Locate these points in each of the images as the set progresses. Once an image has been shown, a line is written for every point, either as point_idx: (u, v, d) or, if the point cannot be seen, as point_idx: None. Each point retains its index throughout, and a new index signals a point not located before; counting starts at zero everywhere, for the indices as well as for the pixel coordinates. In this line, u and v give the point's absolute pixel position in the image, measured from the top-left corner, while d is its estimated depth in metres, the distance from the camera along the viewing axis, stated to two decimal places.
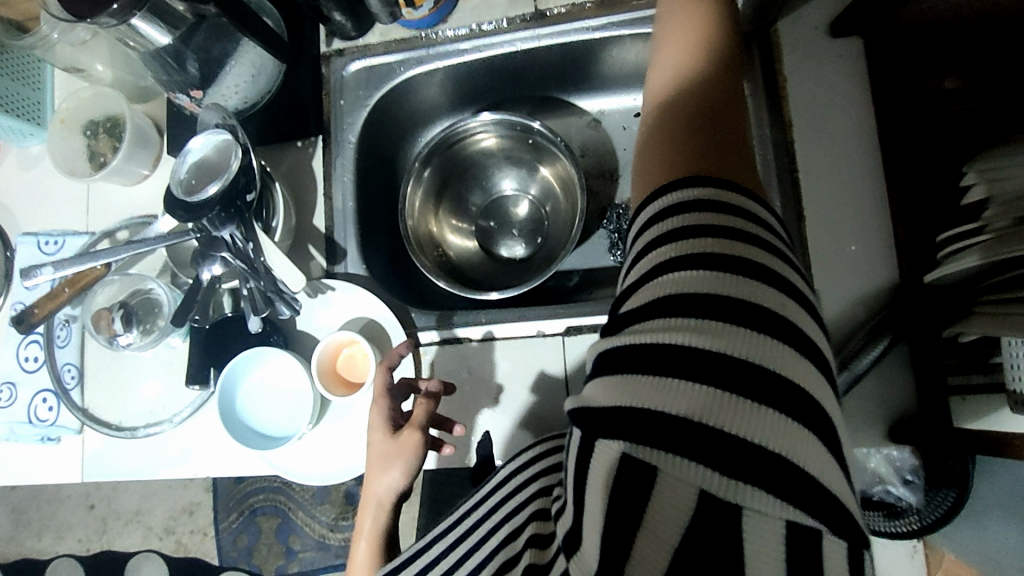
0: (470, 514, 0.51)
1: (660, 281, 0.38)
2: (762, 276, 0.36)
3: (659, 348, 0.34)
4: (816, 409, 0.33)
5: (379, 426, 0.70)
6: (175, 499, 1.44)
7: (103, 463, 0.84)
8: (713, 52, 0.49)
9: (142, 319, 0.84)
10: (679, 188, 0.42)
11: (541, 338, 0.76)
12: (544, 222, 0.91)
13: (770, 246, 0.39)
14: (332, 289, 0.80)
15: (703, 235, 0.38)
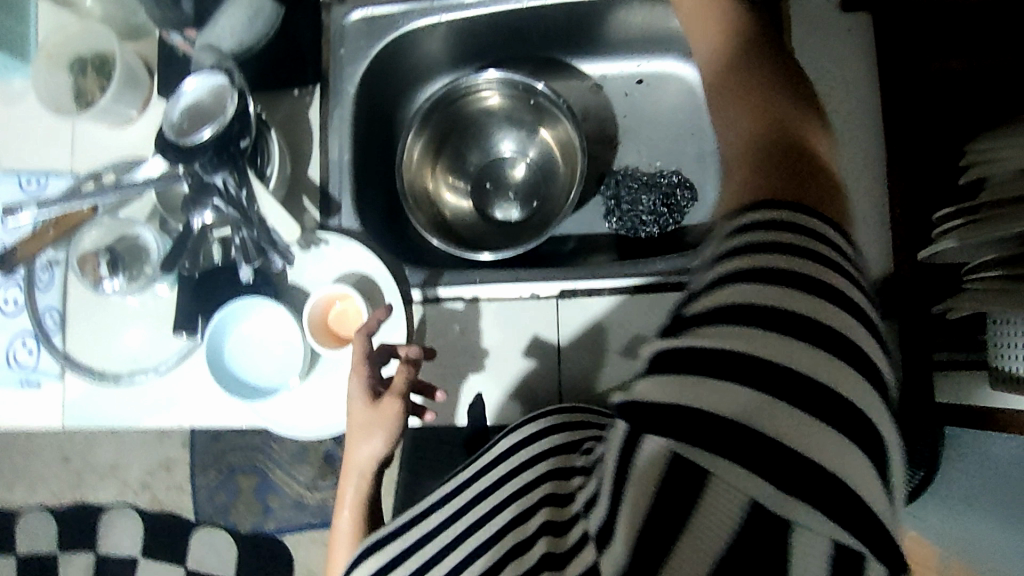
0: (479, 493, 0.51)
1: (723, 286, 0.38)
2: (832, 295, 0.36)
3: (719, 353, 0.35)
4: (865, 425, 0.33)
5: (358, 395, 0.69)
6: (150, 455, 1.42)
7: (85, 410, 0.82)
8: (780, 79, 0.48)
9: (128, 265, 0.81)
10: (750, 207, 0.41)
11: (536, 301, 0.76)
12: (542, 186, 0.90)
13: (841, 269, 0.38)
14: (326, 243, 0.79)
15: (768, 243, 0.38)
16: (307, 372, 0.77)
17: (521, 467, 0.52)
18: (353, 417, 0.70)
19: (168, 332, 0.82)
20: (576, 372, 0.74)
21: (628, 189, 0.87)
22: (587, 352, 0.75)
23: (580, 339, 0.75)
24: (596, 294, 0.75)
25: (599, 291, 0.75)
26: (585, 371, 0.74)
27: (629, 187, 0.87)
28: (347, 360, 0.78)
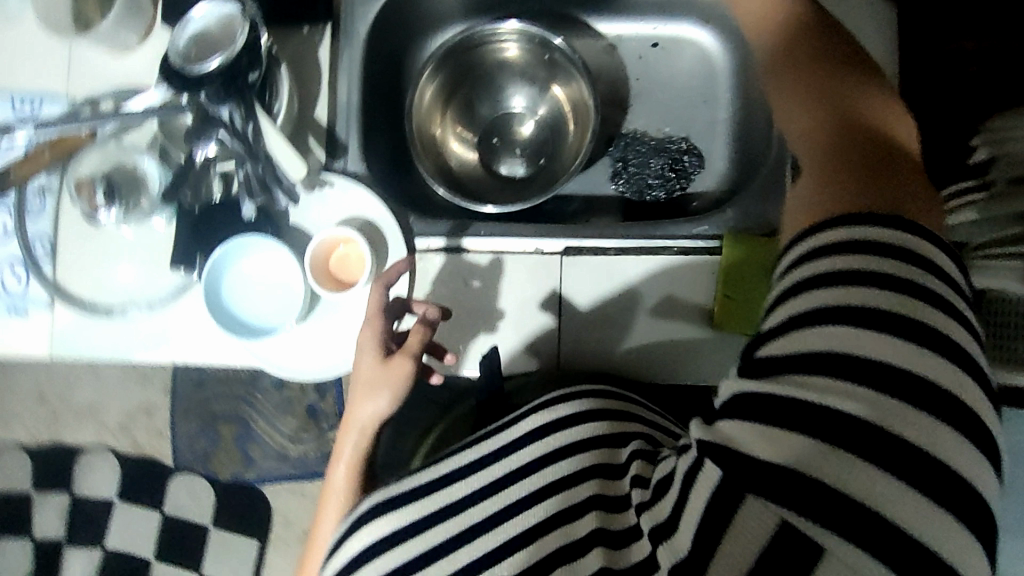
0: (528, 469, 0.48)
1: (812, 323, 0.40)
2: (927, 337, 0.37)
3: (796, 402, 0.38)
4: (945, 476, 0.35)
5: (369, 350, 0.69)
6: (131, 398, 1.41)
7: (74, 342, 0.81)
8: (853, 96, 0.52)
9: (124, 196, 0.80)
10: (830, 223, 0.43)
11: (541, 256, 0.76)
12: (549, 146, 0.89)
13: (938, 301, 0.39)
14: (331, 185, 0.78)
15: (860, 278, 0.39)
16: (305, 313, 0.76)
17: (566, 445, 0.49)
18: (361, 371, 0.70)
19: (164, 266, 0.81)
20: (579, 330, 0.75)
21: (636, 152, 0.88)
22: (591, 310, 0.75)
23: (585, 296, 0.75)
24: (601, 253, 0.75)
25: (603, 250, 0.76)
26: (589, 330, 0.75)
27: (637, 151, 0.88)
28: (348, 306, 0.77)
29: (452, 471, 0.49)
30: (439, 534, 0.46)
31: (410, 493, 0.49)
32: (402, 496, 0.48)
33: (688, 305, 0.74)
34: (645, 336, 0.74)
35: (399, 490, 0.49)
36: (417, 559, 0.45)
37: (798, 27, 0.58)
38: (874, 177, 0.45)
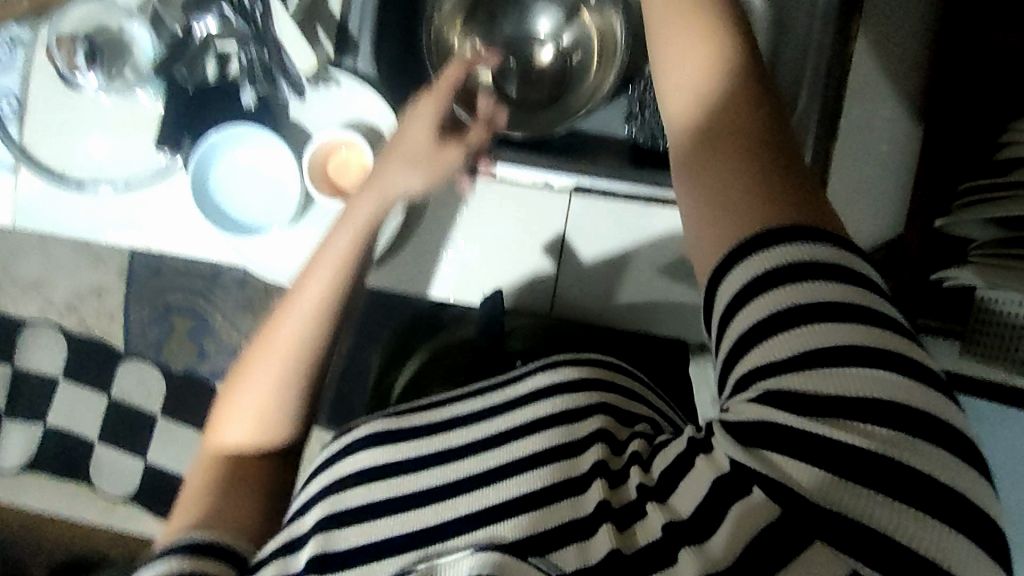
0: (526, 429, 0.46)
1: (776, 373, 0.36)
2: (912, 367, 0.34)
3: (784, 431, 0.35)
4: (937, 491, 0.32)
5: (425, 125, 0.63)
6: (82, 279, 1.34)
7: (40, 212, 0.76)
8: (723, 48, 0.45)
9: (107, 63, 0.73)
10: (751, 247, 0.38)
11: (548, 190, 0.74)
12: (565, 80, 0.85)
13: (885, 317, 0.35)
14: (338, 83, 0.72)
15: (840, 320, 0.35)
16: (297, 217, 0.72)
17: (567, 411, 0.47)
18: (407, 140, 0.63)
19: (143, 145, 0.75)
20: (574, 274, 0.75)
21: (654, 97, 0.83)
22: (593, 249, 0.74)
23: (588, 238, 0.74)
24: (610, 195, 0.74)
25: (614, 193, 0.74)
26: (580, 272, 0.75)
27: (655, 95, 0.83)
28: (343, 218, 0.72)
29: (457, 415, 0.50)
30: (437, 472, 0.45)
31: (402, 434, 0.49)
32: (398, 432, 0.49)
33: (684, 260, 0.73)
34: (636, 288, 0.75)
35: (397, 427, 0.50)
36: (407, 495, 0.44)
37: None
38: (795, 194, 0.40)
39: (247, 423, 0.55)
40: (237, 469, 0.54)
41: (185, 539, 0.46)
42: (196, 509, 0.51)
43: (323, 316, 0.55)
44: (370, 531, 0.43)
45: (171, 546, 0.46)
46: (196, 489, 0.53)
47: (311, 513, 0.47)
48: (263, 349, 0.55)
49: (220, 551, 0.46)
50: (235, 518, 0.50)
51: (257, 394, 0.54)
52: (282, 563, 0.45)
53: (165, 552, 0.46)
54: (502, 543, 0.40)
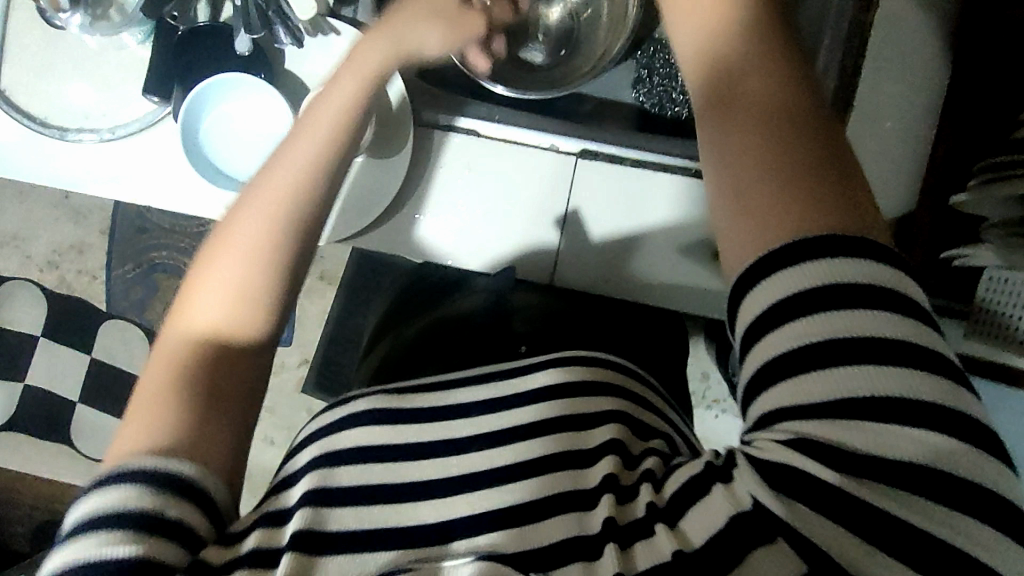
0: (535, 429, 0.44)
1: (813, 402, 0.35)
2: (959, 425, 0.33)
3: (815, 476, 0.34)
4: (962, 562, 0.32)
5: None
6: (64, 234, 1.31)
7: (20, 161, 0.72)
8: (756, 43, 0.43)
9: (91, 3, 0.69)
10: (794, 261, 0.36)
11: (554, 153, 0.72)
12: (572, 41, 0.82)
13: (932, 357, 0.34)
14: (338, 34, 0.69)
15: (889, 349, 0.34)
16: None
17: (576, 416, 0.46)
18: None
19: (131, 93, 0.71)
20: (576, 240, 0.73)
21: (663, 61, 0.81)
22: (597, 221, 0.73)
23: (596, 205, 0.72)
24: (618, 161, 0.72)
25: (621, 159, 0.72)
26: (584, 241, 0.73)
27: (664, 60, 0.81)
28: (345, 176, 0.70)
29: (468, 402, 0.47)
30: (445, 465, 0.43)
31: (404, 414, 0.46)
32: (401, 412, 0.46)
33: (689, 232, 0.72)
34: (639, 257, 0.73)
35: (396, 405, 0.47)
36: (405, 487, 0.42)
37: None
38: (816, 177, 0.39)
39: (222, 302, 0.46)
40: (212, 363, 0.45)
41: (151, 466, 0.40)
42: (160, 416, 0.42)
43: (325, 157, 0.49)
44: (360, 516, 0.41)
45: (122, 469, 0.40)
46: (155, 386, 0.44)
47: (307, 477, 0.43)
48: (238, 214, 0.48)
49: (197, 493, 0.40)
50: (204, 448, 0.42)
51: (232, 272, 0.46)
52: (265, 533, 0.41)
53: (135, 470, 0.40)
54: (502, 554, 0.38)
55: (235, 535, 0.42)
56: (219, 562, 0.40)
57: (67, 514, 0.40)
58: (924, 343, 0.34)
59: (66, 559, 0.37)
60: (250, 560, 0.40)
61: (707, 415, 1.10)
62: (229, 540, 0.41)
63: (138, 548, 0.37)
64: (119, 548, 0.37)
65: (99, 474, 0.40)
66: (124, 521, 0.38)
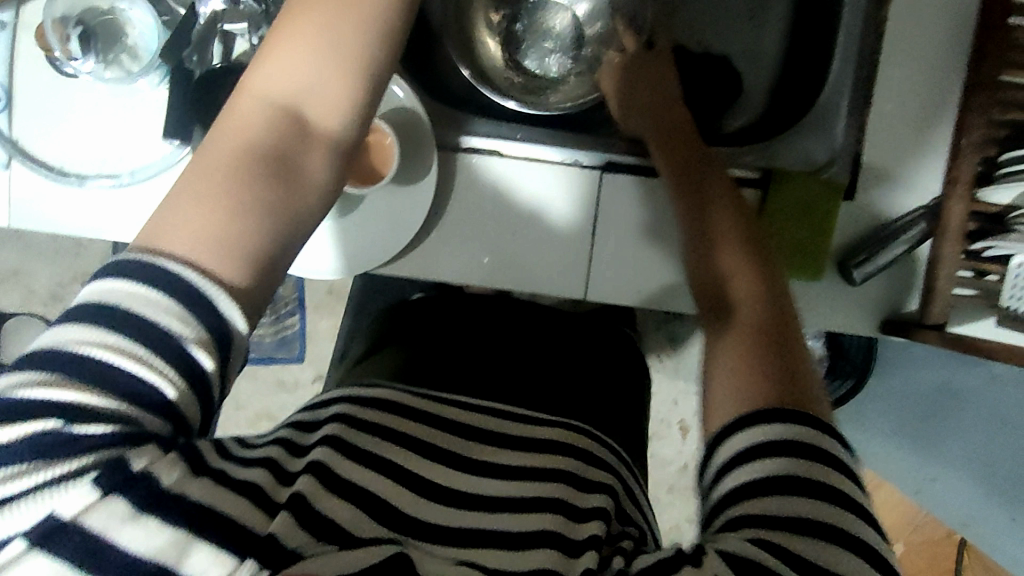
0: (522, 472, 0.49)
1: (758, 519, 0.40)
2: (864, 551, 0.38)
3: (755, 563, 0.37)
4: None
5: None
6: (65, 265, 1.29)
7: (35, 212, 0.71)
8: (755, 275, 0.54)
9: (104, 50, 0.71)
10: (754, 418, 0.43)
11: (578, 167, 0.73)
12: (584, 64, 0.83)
13: (865, 511, 0.40)
14: None
15: (812, 482, 0.40)
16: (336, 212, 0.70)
17: (565, 471, 0.50)
18: None
19: (149, 136, 0.71)
20: (607, 244, 0.73)
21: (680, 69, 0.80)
22: (618, 233, 0.73)
23: (618, 216, 0.73)
24: (640, 173, 0.73)
25: (644, 169, 0.73)
26: (618, 251, 0.73)
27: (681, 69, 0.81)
28: (379, 205, 0.70)
29: (461, 419, 0.53)
30: (440, 469, 0.48)
31: (411, 412, 0.52)
32: (399, 407, 0.52)
33: None
34: (677, 257, 0.73)
35: (409, 403, 0.53)
36: (412, 476, 0.46)
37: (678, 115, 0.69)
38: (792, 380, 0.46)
39: (307, 81, 0.44)
40: (276, 174, 0.42)
41: (186, 283, 0.37)
42: (217, 206, 0.40)
43: None
44: (367, 480, 0.45)
45: (152, 268, 0.37)
46: (216, 166, 0.41)
47: (332, 423, 0.49)
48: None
49: (231, 345, 0.39)
50: (245, 256, 0.40)
51: (309, 58, 0.44)
52: (284, 454, 0.46)
53: (190, 284, 0.37)
54: (484, 567, 0.42)
55: (252, 446, 0.46)
56: (240, 452, 0.44)
57: (97, 275, 0.37)
58: (842, 483, 0.40)
59: (94, 330, 0.35)
60: (264, 463, 0.44)
61: None
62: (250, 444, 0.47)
63: (174, 386, 0.36)
64: (143, 360, 0.35)
65: (137, 254, 0.38)
66: (166, 343, 0.36)
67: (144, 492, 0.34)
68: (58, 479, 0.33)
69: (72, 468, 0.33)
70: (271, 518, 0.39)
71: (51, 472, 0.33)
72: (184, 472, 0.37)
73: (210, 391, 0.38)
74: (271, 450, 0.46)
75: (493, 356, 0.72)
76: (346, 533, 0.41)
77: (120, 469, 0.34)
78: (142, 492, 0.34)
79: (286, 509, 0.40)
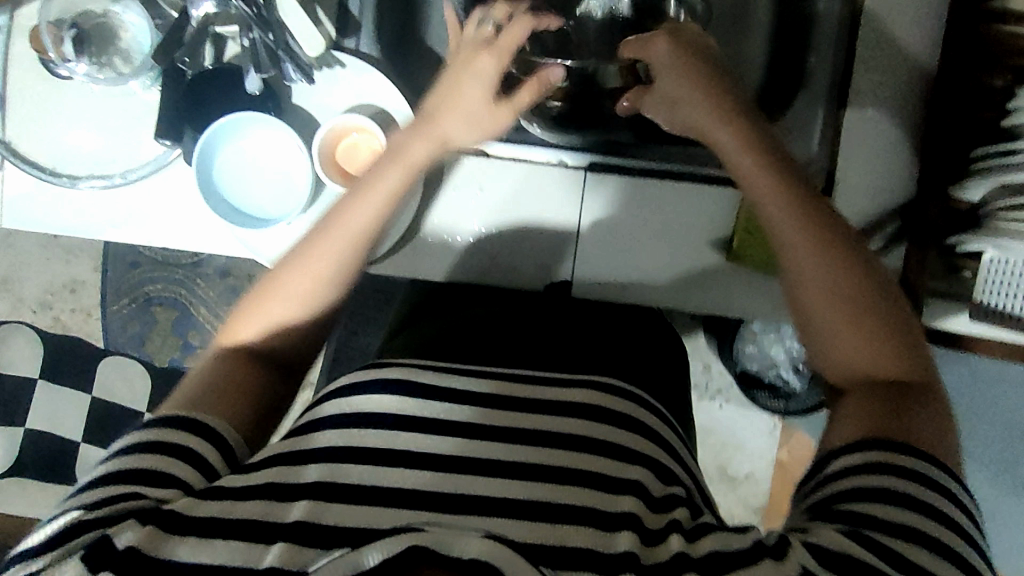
0: (567, 441, 0.48)
1: (854, 526, 0.42)
2: (951, 556, 0.42)
3: (844, 556, 0.40)
4: None
5: (482, 86, 0.65)
6: (54, 274, 1.28)
7: (29, 212, 0.72)
8: (870, 292, 0.52)
9: (96, 53, 0.72)
10: (867, 443, 0.46)
11: (562, 168, 0.75)
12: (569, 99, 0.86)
13: (957, 526, 0.43)
14: (342, 65, 0.71)
15: (909, 498, 0.43)
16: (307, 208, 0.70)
17: (622, 448, 0.49)
18: (466, 99, 0.65)
19: (141, 136, 0.72)
20: (601, 241, 0.75)
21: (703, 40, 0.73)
22: (607, 233, 0.75)
23: (605, 215, 0.74)
24: (622, 172, 0.74)
25: (628, 168, 0.75)
26: (605, 248, 0.75)
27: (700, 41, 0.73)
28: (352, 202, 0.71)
29: (474, 392, 0.51)
30: (453, 442, 0.47)
31: (431, 392, 0.50)
32: (436, 389, 0.51)
33: (700, 233, 0.74)
34: (665, 250, 0.74)
35: (426, 380, 0.51)
36: (420, 455, 0.46)
37: (722, 95, 0.61)
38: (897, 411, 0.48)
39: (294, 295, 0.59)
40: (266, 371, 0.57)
41: (175, 415, 0.49)
42: (227, 391, 0.53)
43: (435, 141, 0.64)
44: (380, 476, 0.44)
45: (164, 418, 0.49)
46: (216, 375, 0.55)
47: (328, 432, 0.48)
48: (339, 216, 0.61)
49: (214, 434, 0.50)
50: (247, 417, 0.53)
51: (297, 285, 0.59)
52: (282, 470, 0.46)
53: (176, 415, 0.49)
54: (513, 540, 0.41)
55: (256, 468, 0.46)
56: (237, 485, 0.45)
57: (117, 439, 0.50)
58: (934, 500, 0.43)
59: (101, 464, 0.46)
60: (262, 490, 0.44)
61: (712, 407, 1.19)
62: (250, 471, 0.46)
63: (161, 465, 0.46)
64: (131, 458, 0.46)
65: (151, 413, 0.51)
66: (151, 443, 0.47)
67: (116, 561, 0.40)
68: (62, 557, 0.41)
69: (71, 551, 0.41)
70: (275, 546, 0.41)
71: (56, 558, 0.41)
72: (154, 531, 0.41)
73: (207, 470, 0.48)
74: (269, 472, 0.46)
75: (512, 319, 0.68)
76: (363, 527, 0.42)
77: (104, 545, 0.40)
78: (124, 560, 0.40)
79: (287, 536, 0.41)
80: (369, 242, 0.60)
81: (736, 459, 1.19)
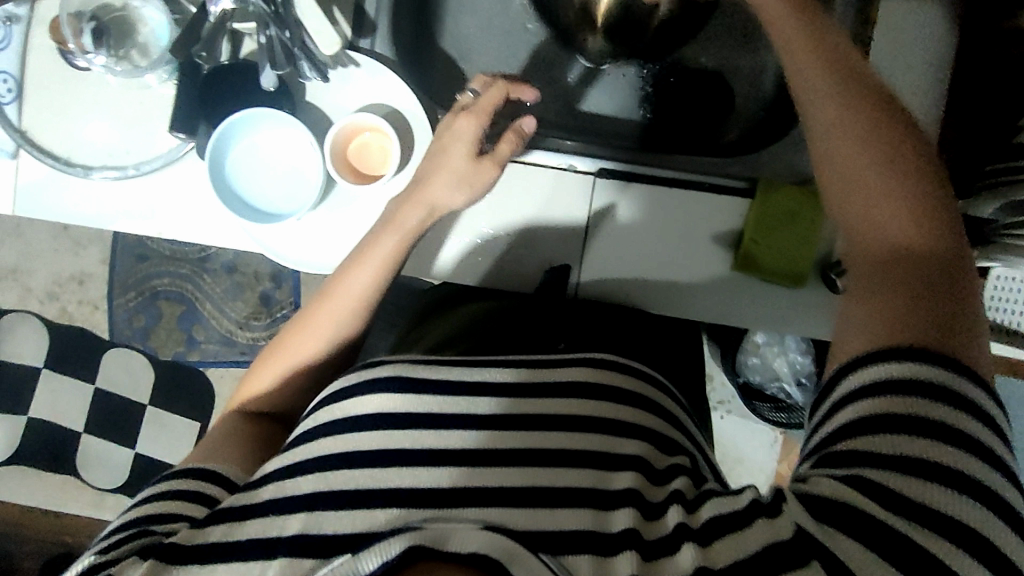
0: (566, 422, 0.49)
1: (853, 460, 0.42)
2: (965, 485, 0.40)
3: (837, 504, 0.40)
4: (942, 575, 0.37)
5: (466, 142, 0.65)
6: (63, 266, 1.27)
7: (40, 199, 0.72)
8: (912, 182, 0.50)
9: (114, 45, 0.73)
10: (884, 353, 0.43)
11: (573, 173, 0.75)
12: (582, 112, 0.87)
13: (977, 447, 0.40)
14: (357, 65, 0.72)
15: (922, 422, 0.41)
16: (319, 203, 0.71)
17: (617, 422, 0.49)
18: (449, 159, 0.65)
19: (159, 129, 0.73)
20: (610, 250, 0.75)
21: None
22: (617, 240, 0.75)
23: (614, 221, 0.75)
24: (632, 178, 0.74)
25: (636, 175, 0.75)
26: (614, 256, 0.75)
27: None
28: (363, 200, 0.72)
29: (490, 382, 0.51)
30: (462, 438, 0.47)
31: (435, 385, 0.50)
32: (443, 384, 0.50)
33: (710, 243, 0.74)
34: (674, 258, 0.74)
35: (421, 374, 0.50)
36: (428, 451, 0.46)
37: None
38: (930, 309, 0.45)
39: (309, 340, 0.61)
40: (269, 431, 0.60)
41: (193, 467, 0.51)
42: (242, 445, 0.56)
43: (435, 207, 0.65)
44: (383, 478, 0.45)
45: (183, 469, 0.51)
46: (232, 433, 0.57)
47: (321, 440, 0.48)
48: (355, 260, 0.62)
49: (222, 478, 0.51)
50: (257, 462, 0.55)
51: (313, 340, 0.61)
52: (278, 485, 0.46)
53: (193, 468, 0.52)
54: (511, 528, 0.41)
55: (255, 486, 0.47)
56: (236, 504, 0.46)
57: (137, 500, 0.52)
58: (953, 420, 0.41)
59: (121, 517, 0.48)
60: (260, 507, 0.45)
61: (714, 418, 1.19)
62: (253, 487, 0.47)
63: (172, 506, 0.48)
64: (146, 503, 0.48)
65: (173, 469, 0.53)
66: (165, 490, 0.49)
67: None
68: None
69: None
70: (274, 562, 0.42)
71: None
72: (152, 563, 0.42)
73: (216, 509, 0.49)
74: (264, 491, 0.46)
75: None
76: (360, 534, 0.42)
77: None
78: None
79: (286, 551, 0.42)
80: (371, 308, 0.62)
81: (737, 473, 1.19)
